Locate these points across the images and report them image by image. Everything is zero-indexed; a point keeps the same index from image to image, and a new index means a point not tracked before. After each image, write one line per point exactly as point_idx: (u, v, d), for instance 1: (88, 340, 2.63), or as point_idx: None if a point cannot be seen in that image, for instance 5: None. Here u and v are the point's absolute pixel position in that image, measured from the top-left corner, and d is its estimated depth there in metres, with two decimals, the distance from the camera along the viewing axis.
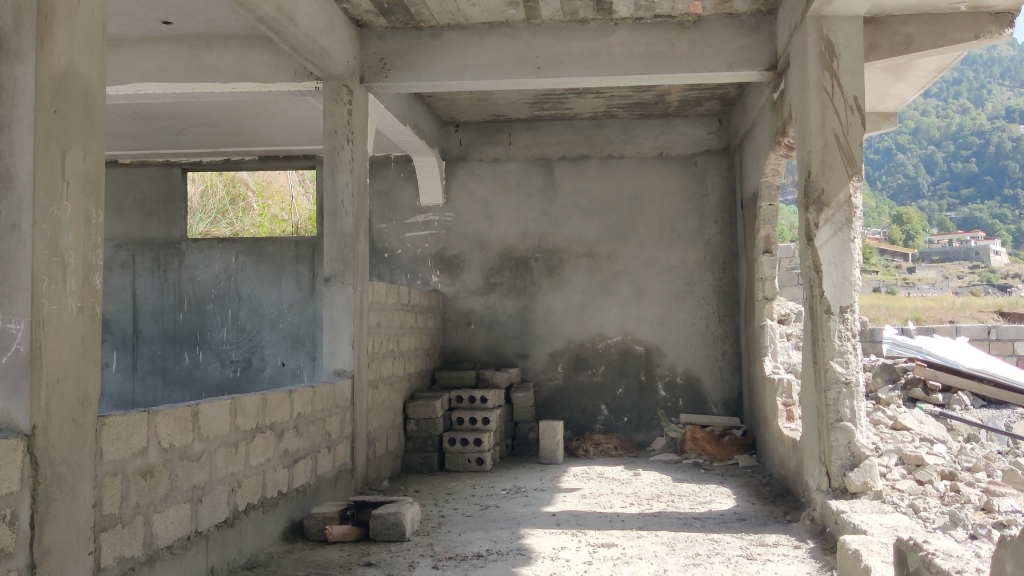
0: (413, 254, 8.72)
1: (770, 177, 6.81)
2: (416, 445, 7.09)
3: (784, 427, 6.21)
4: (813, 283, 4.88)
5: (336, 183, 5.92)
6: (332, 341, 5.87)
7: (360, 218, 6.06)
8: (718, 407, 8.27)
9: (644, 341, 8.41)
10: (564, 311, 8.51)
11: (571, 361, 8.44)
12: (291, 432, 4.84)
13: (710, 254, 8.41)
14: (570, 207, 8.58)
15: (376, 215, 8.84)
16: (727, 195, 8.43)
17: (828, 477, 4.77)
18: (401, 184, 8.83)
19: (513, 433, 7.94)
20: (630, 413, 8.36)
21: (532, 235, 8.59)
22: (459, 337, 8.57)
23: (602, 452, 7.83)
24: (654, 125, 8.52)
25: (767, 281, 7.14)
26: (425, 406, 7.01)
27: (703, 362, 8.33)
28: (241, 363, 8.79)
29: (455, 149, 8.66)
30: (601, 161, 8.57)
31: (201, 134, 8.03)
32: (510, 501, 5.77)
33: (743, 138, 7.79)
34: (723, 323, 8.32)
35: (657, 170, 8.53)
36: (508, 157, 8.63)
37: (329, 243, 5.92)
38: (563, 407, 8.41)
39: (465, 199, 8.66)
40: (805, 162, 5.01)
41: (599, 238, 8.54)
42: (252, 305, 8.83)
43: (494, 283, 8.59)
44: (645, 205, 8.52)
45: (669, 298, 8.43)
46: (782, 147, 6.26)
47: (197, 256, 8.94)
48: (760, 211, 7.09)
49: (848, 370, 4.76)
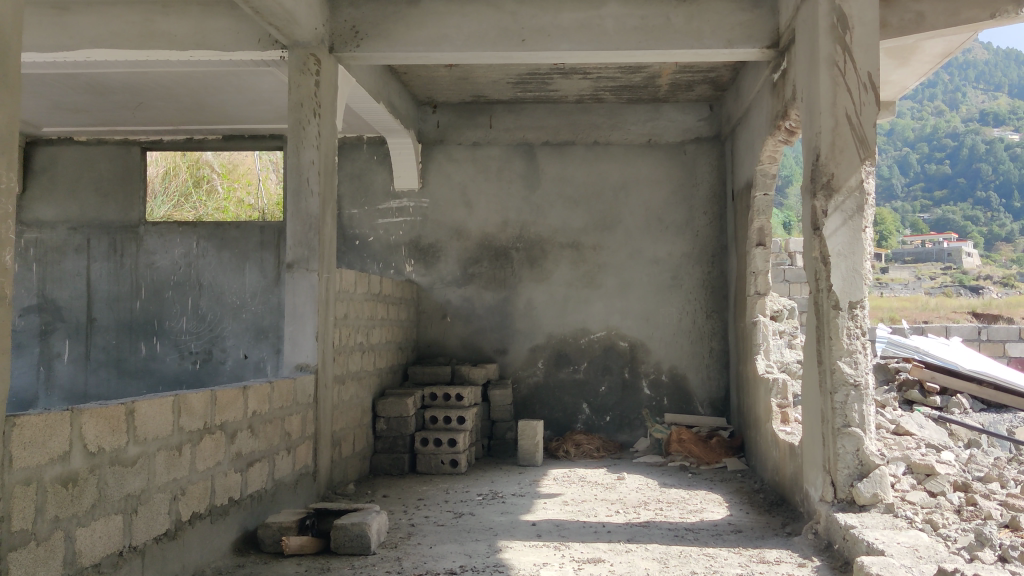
0: (386, 242, 8.23)
1: (766, 165, 6.41)
2: (386, 446, 6.64)
3: (779, 430, 5.81)
4: (820, 276, 4.46)
5: (301, 161, 5.44)
6: (294, 333, 5.40)
7: (327, 201, 5.59)
8: (705, 407, 7.88)
9: (628, 337, 8.01)
10: (545, 304, 8.08)
11: (552, 357, 8.03)
12: (245, 433, 4.38)
13: (699, 246, 8.02)
14: (553, 195, 8.15)
15: (346, 200, 8.31)
16: (717, 186, 8.04)
17: (834, 488, 4.38)
18: (374, 167, 8.31)
19: (490, 433, 7.50)
20: (613, 412, 7.95)
21: (512, 223, 8.16)
22: (434, 330, 8.12)
23: (584, 454, 7.41)
24: (642, 110, 8.11)
25: (761, 275, 6.74)
26: (397, 403, 6.59)
27: (690, 359, 7.94)
28: (200, 355, 8.29)
29: (432, 132, 8.20)
30: (586, 147, 8.15)
31: (160, 110, 7.51)
32: (486, 508, 5.33)
33: (737, 125, 7.39)
34: (710, 319, 7.94)
35: (645, 158, 8.12)
36: (488, 141, 8.18)
37: (293, 226, 5.45)
38: (543, 406, 7.99)
39: (442, 185, 8.20)
40: (813, 145, 4.61)
41: (583, 228, 8.12)
42: (214, 293, 8.33)
43: (472, 274, 8.14)
44: (632, 195, 8.11)
45: (655, 293, 8.03)
46: (781, 131, 5.84)
47: (157, 241, 8.42)
48: (754, 201, 6.66)
49: (857, 371, 4.35)
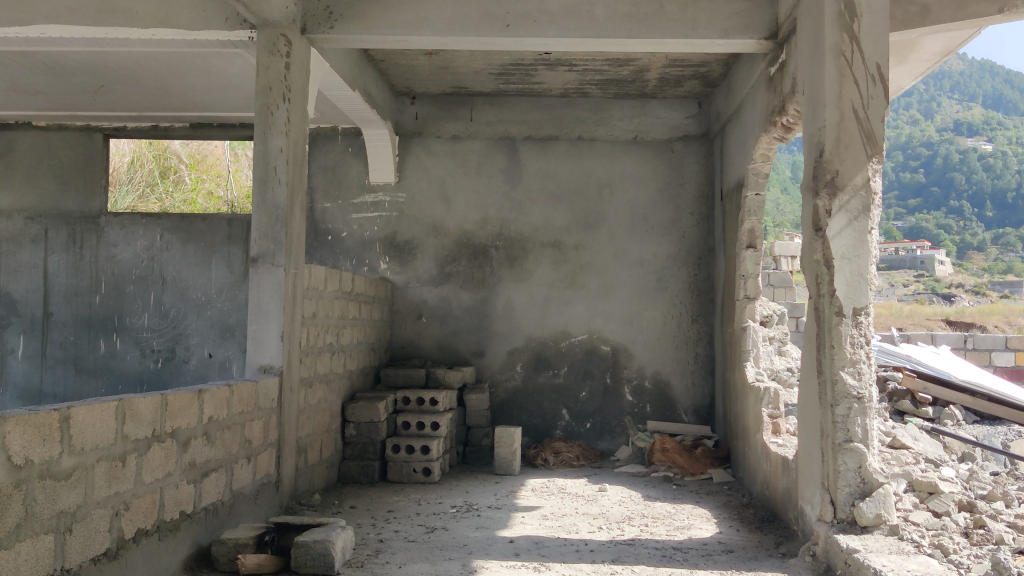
0: (360, 238, 7.87)
1: (758, 164, 6.12)
2: (355, 452, 6.30)
3: (770, 442, 5.53)
4: (822, 280, 4.17)
5: (269, 149, 5.09)
6: (257, 332, 5.05)
7: (296, 192, 5.24)
8: (688, 415, 7.60)
9: (611, 341, 7.71)
10: (525, 305, 7.76)
11: (531, 361, 7.71)
12: (199, 441, 4.02)
13: (685, 248, 7.73)
14: (535, 192, 7.83)
15: (318, 193, 7.93)
16: (705, 185, 7.76)
17: (833, 507, 4.09)
18: (348, 159, 7.92)
19: (465, 439, 7.17)
20: (594, 419, 7.65)
21: (492, 221, 7.83)
22: (409, 331, 7.78)
23: (563, 462, 7.09)
24: (628, 105, 7.81)
25: (751, 279, 6.45)
26: (367, 408, 6.25)
27: (674, 365, 7.65)
28: (163, 353, 7.89)
29: (410, 124, 7.85)
30: (570, 143, 7.84)
31: (123, 94, 7.11)
32: (459, 523, 5.00)
33: (727, 122, 7.11)
34: (696, 324, 7.66)
35: (630, 156, 7.82)
36: (468, 135, 7.86)
37: (259, 218, 5.09)
38: (521, 411, 7.67)
39: (419, 179, 7.86)
40: (816, 140, 4.32)
41: (565, 227, 7.81)
42: (178, 288, 7.94)
43: (449, 272, 7.81)
44: (616, 193, 7.81)
45: (639, 295, 7.73)
46: (777, 128, 5.54)
47: (119, 233, 8.02)
48: (745, 202, 6.37)
49: (860, 383, 4.07)
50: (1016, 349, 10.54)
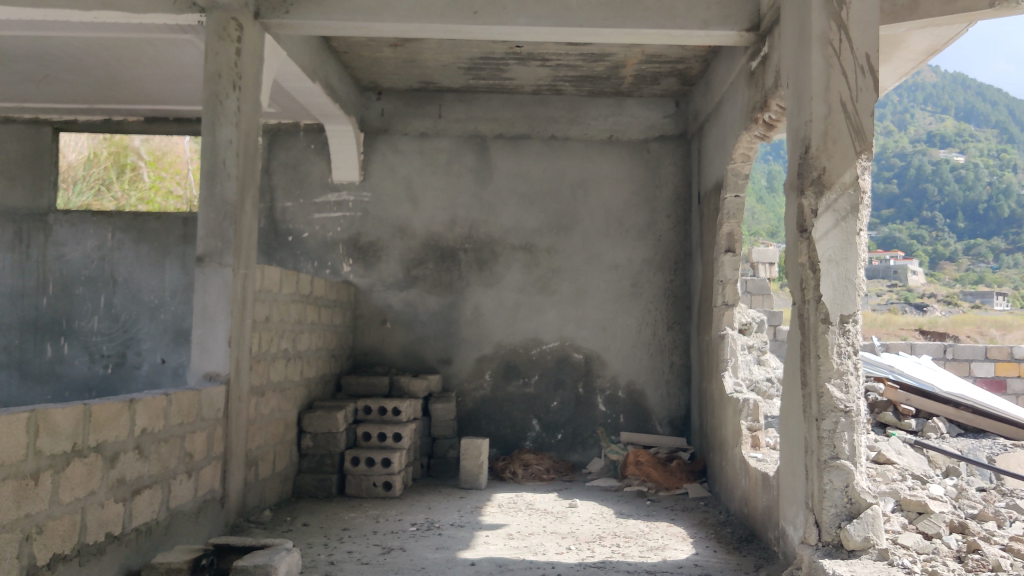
0: (322, 239, 7.51)
1: (738, 164, 5.85)
2: (312, 464, 5.95)
3: (749, 456, 5.24)
4: (807, 285, 3.89)
5: (217, 140, 4.74)
6: (202, 336, 4.68)
7: (247, 188, 4.89)
8: (663, 426, 7.31)
9: (584, 348, 7.41)
10: (494, 311, 7.44)
11: (500, 368, 7.39)
12: (130, 455, 3.65)
13: (661, 253, 7.45)
14: (505, 193, 7.52)
15: (278, 192, 7.56)
16: (682, 188, 7.48)
17: (818, 529, 3.80)
18: (310, 157, 7.57)
19: (430, 451, 6.83)
20: (565, 429, 7.34)
21: (461, 222, 7.51)
22: (372, 337, 7.44)
23: (533, 476, 6.77)
24: (603, 104, 7.53)
25: (729, 284, 6.17)
26: (325, 418, 5.93)
27: (648, 374, 7.36)
28: (113, 359, 7.49)
29: (376, 120, 7.53)
30: (543, 142, 7.54)
31: (71, 85, 6.73)
32: (418, 542, 4.66)
33: (705, 122, 6.84)
34: (671, 332, 7.37)
35: (605, 156, 7.54)
36: (437, 132, 7.54)
37: (206, 214, 4.74)
38: (489, 421, 7.34)
39: (385, 178, 7.53)
40: (801, 135, 4.05)
41: (537, 230, 7.50)
42: (130, 291, 7.55)
43: (416, 276, 7.48)
44: (591, 195, 7.52)
45: (613, 301, 7.44)
46: (759, 125, 5.26)
47: (68, 232, 7.61)
48: (724, 204, 6.08)
49: (848, 396, 3.78)
50: (996, 359, 10.39)
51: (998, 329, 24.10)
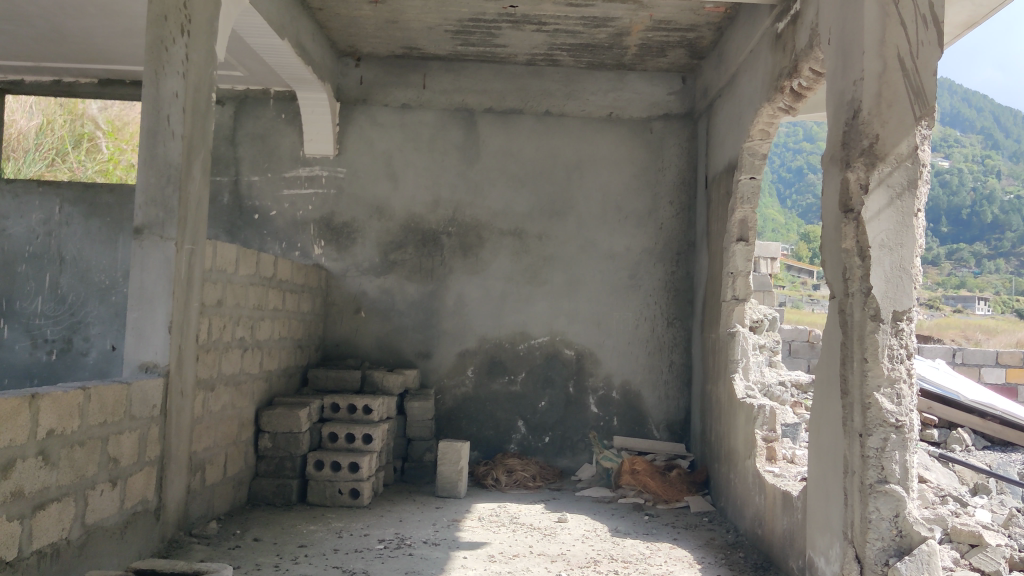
0: (292, 218, 6.84)
1: (755, 142, 5.24)
2: (270, 468, 5.30)
3: (764, 470, 4.62)
4: (855, 276, 3.27)
5: (161, 93, 4.06)
6: (138, 321, 4.02)
7: (195, 151, 4.23)
8: (660, 430, 6.70)
9: (575, 344, 6.78)
10: (479, 301, 6.80)
11: (484, 364, 6.75)
12: (29, 463, 3.00)
13: (662, 242, 6.83)
14: (494, 173, 6.88)
15: (245, 165, 6.87)
16: (687, 172, 6.86)
17: (860, 566, 3.19)
18: (281, 127, 6.88)
19: (404, 453, 6.18)
20: (553, 432, 6.71)
21: (445, 203, 6.86)
22: (345, 327, 6.78)
23: (517, 483, 6.12)
24: (603, 78, 6.89)
25: (740, 277, 5.53)
26: (286, 416, 5.26)
27: (645, 374, 6.74)
28: (58, 344, 6.79)
29: (354, 89, 6.86)
30: (536, 118, 6.90)
31: (13, 38, 6.03)
32: (385, 565, 4.02)
33: (716, 98, 6.22)
34: (671, 328, 6.75)
35: (604, 135, 6.91)
36: (420, 105, 6.88)
37: (145, 178, 4.07)
38: (470, 422, 6.70)
39: (362, 153, 6.86)
40: (848, 98, 3.42)
41: (527, 214, 6.86)
42: (79, 270, 6.84)
43: (394, 261, 6.82)
44: (587, 178, 6.89)
45: (609, 294, 6.81)
46: (784, 96, 4.65)
47: (11, 204, 6.89)
48: (737, 186, 5.46)
49: (899, 409, 3.17)
50: (1008, 365, 9.85)
51: (984, 332, 23.71)
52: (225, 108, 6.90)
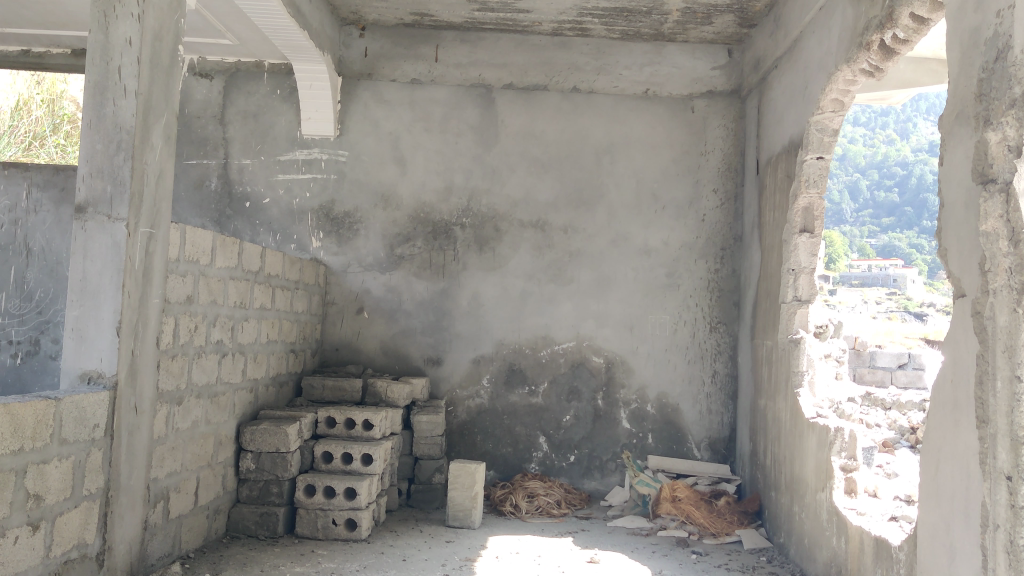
0: (288, 206, 6.07)
1: (826, 114, 4.49)
2: (253, 494, 4.54)
3: (845, 507, 3.81)
4: (1003, 267, 2.47)
5: (111, 40, 3.29)
6: (79, 320, 3.24)
7: (157, 113, 3.46)
8: (701, 450, 5.91)
9: (605, 351, 5.99)
10: (497, 301, 6.02)
11: (502, 373, 5.97)
12: None
13: (704, 237, 6.03)
14: (514, 157, 6.09)
15: (235, 146, 6.10)
16: (733, 157, 6.07)
17: None
18: (275, 105, 6.11)
19: (411, 474, 5.41)
20: (580, 451, 5.92)
21: (459, 191, 6.08)
22: (345, 329, 6.00)
23: (540, 511, 5.33)
24: (639, 50, 6.11)
25: (803, 274, 4.77)
26: (272, 433, 4.49)
27: (685, 385, 5.95)
28: (24, 346, 6.05)
29: (358, 62, 6.09)
30: (563, 96, 6.12)
31: None
32: None
33: (772, 70, 5.43)
34: (714, 334, 5.96)
35: (639, 115, 6.12)
36: (432, 80, 6.11)
37: (90, 144, 3.28)
38: (486, 438, 5.92)
39: (367, 134, 6.10)
40: (988, 36, 2.62)
41: (552, 203, 6.07)
42: (47, 263, 6.08)
43: (401, 256, 6.04)
44: (620, 164, 6.09)
45: (644, 294, 6.02)
46: (870, 54, 3.85)
47: None
48: (801, 168, 4.69)
49: None
50: None
51: None
52: (213, 83, 6.11)
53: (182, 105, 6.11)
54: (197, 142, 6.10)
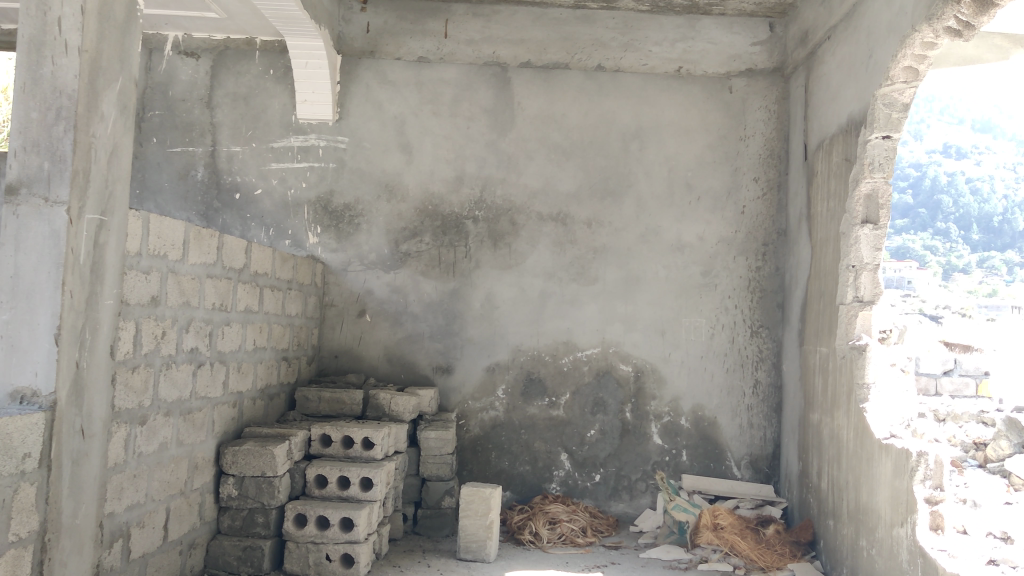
0: (282, 198, 5.49)
1: (896, 85, 3.88)
2: (236, 524, 3.95)
3: (932, 547, 3.17)
4: None
5: None
6: (9, 327, 2.66)
7: (108, 76, 2.88)
8: (742, 469, 5.30)
9: (634, 358, 5.38)
10: (514, 303, 5.42)
11: (520, 383, 5.37)
12: None
13: (743, 231, 5.43)
14: (532, 142, 5.49)
15: (223, 132, 5.52)
16: (775, 142, 5.46)
17: None
18: (268, 86, 5.53)
19: (418, 498, 4.81)
20: (607, 469, 5.31)
21: (471, 180, 5.49)
22: (345, 334, 5.43)
23: (563, 539, 4.73)
24: (671, 24, 5.50)
25: (866, 271, 4.14)
26: (257, 455, 3.90)
27: (723, 396, 5.34)
28: None
29: (359, 38, 5.51)
30: (586, 75, 5.53)
31: None
32: None
33: (823, 42, 4.82)
34: (756, 340, 5.35)
35: (671, 96, 5.52)
36: (441, 58, 5.52)
37: (24, 111, 2.69)
38: (502, 455, 5.32)
39: (369, 118, 5.51)
40: None
41: (575, 194, 5.47)
42: None
43: (407, 253, 5.45)
44: (650, 150, 5.49)
45: (677, 295, 5.41)
46: (961, 6, 3.23)
47: None
48: (864, 150, 4.07)
49: None
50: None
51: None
52: (200, 63, 5.53)
53: (166, 86, 5.53)
54: (182, 127, 5.51)
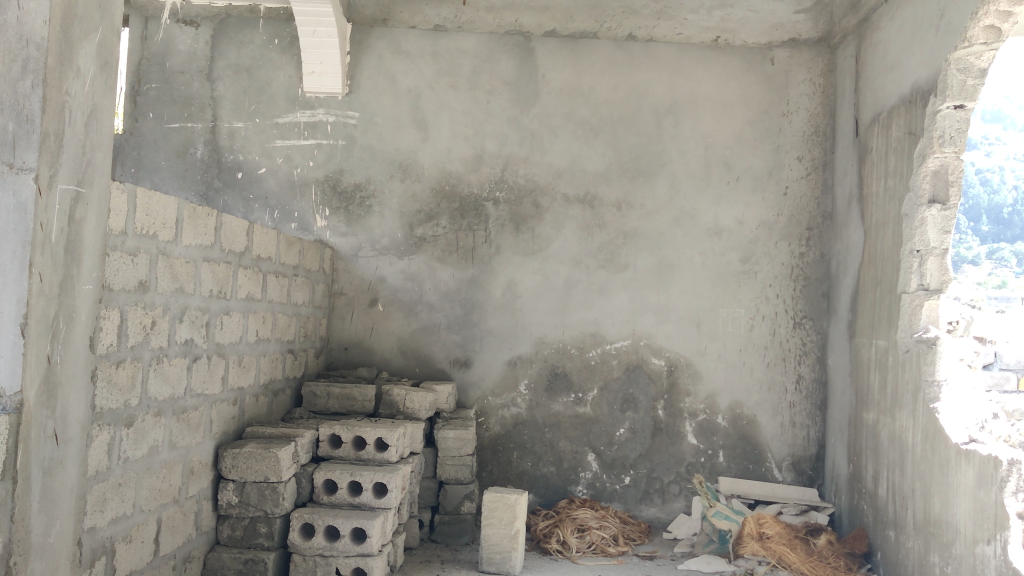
0: (288, 178, 5.10)
1: (974, 48, 3.49)
2: (236, 535, 3.57)
3: None
4: None
5: None
6: None
7: (86, 24, 2.48)
8: (783, 471, 4.90)
9: (667, 352, 4.98)
10: (537, 292, 5.03)
11: (543, 378, 4.98)
12: None
13: (786, 214, 5.02)
14: (558, 118, 5.09)
15: (225, 106, 5.12)
16: (820, 118, 5.05)
17: None
18: (273, 58, 5.13)
19: (435, 502, 4.43)
20: (637, 471, 4.92)
21: (491, 159, 5.09)
22: (356, 325, 5.04)
23: (593, 549, 4.35)
24: None
25: (931, 257, 3.71)
26: (260, 459, 3.52)
27: (763, 392, 4.94)
28: None
29: (371, 5, 5.10)
30: (616, 45, 5.12)
31: None
32: None
33: (879, 6, 4.40)
34: (799, 332, 4.95)
35: (708, 69, 5.10)
36: (459, 27, 5.11)
37: None
38: (524, 455, 4.94)
39: (381, 92, 5.11)
40: None
41: (603, 174, 5.07)
42: None
43: (422, 237, 5.06)
44: (685, 127, 5.08)
45: (714, 283, 5.01)
46: None
47: None
48: (934, 122, 3.66)
49: None
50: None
51: None
52: (200, 32, 5.12)
53: (163, 57, 5.13)
54: (180, 101, 5.11)
